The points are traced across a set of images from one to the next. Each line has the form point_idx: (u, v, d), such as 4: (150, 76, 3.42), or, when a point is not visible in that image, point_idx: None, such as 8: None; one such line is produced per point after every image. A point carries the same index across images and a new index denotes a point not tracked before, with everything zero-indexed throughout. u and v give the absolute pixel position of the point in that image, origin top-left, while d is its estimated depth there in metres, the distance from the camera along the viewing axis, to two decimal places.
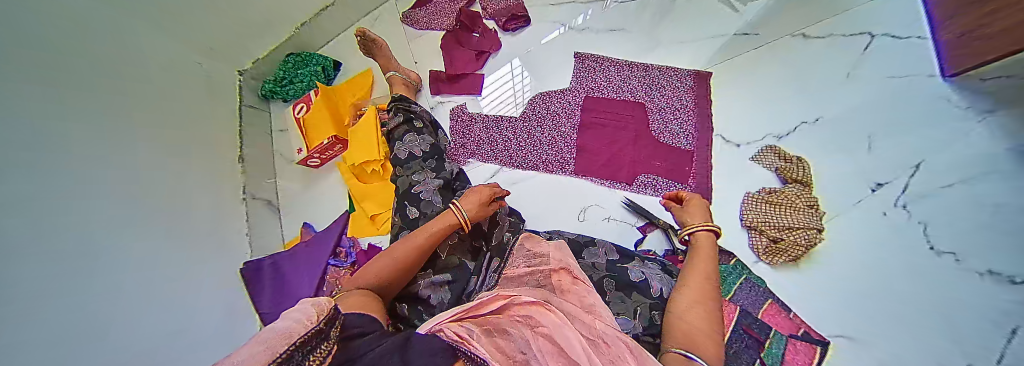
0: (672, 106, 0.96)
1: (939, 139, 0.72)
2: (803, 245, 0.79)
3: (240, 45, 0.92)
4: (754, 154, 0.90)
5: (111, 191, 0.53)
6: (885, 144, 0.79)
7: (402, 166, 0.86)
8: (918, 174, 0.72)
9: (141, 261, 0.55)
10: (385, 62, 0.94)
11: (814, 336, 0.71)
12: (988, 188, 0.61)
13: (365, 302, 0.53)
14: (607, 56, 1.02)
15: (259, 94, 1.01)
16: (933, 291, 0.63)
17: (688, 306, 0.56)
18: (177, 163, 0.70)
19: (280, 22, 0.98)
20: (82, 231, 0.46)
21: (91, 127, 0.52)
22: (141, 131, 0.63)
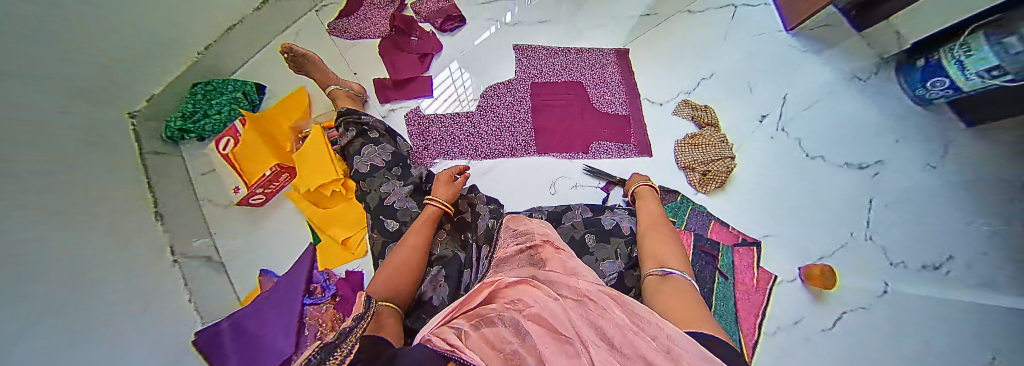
0: (604, 81, 1.09)
1: (797, 79, 1.00)
2: (724, 171, 0.99)
3: (144, 82, 0.77)
4: (674, 109, 1.09)
5: (49, 272, 0.43)
6: (761, 85, 1.04)
7: (365, 180, 0.82)
8: (787, 105, 1.00)
9: (119, 339, 0.47)
10: (323, 76, 0.88)
11: (750, 239, 0.90)
12: (837, 106, 0.94)
13: (386, 322, 0.52)
14: (542, 45, 1.12)
15: (163, 137, 0.84)
16: (819, 187, 0.92)
17: (650, 240, 0.67)
18: (109, 229, 0.58)
19: (179, 49, 0.83)
20: (48, 315, 0.40)
21: (30, 197, 0.45)
22: (70, 197, 0.52)
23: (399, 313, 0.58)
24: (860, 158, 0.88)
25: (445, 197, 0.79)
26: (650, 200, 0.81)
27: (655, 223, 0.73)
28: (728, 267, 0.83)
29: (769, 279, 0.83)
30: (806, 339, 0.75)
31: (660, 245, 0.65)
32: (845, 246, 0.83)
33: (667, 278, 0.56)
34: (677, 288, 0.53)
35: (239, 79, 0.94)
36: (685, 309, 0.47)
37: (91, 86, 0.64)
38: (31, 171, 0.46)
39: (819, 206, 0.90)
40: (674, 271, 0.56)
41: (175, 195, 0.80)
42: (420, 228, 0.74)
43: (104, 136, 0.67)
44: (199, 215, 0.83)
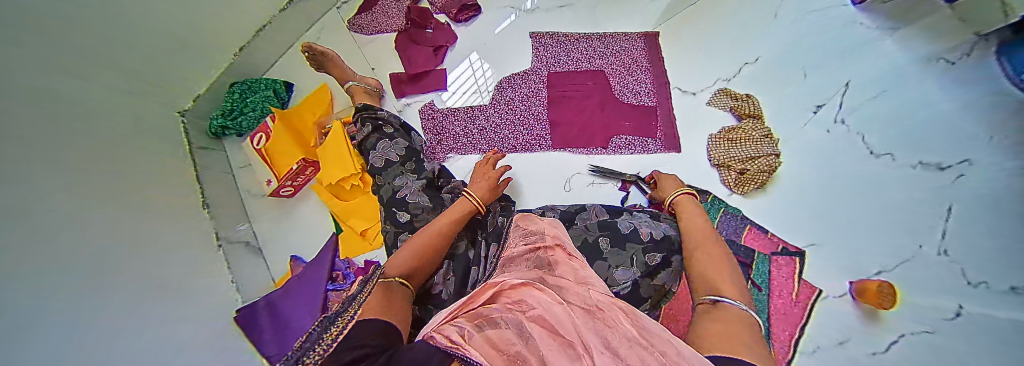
0: (628, 69, 1.01)
1: (856, 62, 0.84)
2: (767, 170, 0.87)
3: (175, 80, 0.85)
4: (708, 100, 0.98)
5: (72, 252, 0.48)
6: (816, 69, 0.90)
7: (380, 174, 0.85)
8: (848, 92, 0.84)
9: (139, 311, 0.54)
10: (340, 73, 0.91)
11: (792, 249, 0.82)
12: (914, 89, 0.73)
13: (391, 305, 0.50)
14: (561, 32, 1.05)
15: (209, 134, 0.94)
16: (879, 188, 0.74)
17: (702, 257, 0.56)
18: (143, 211, 0.66)
19: (216, 49, 0.93)
20: (63, 289, 0.45)
21: (55, 185, 0.51)
22: (99, 186, 0.59)
23: (408, 299, 0.57)
24: (943, 156, 0.66)
25: (481, 195, 0.79)
26: (691, 208, 0.70)
27: (702, 235, 0.61)
28: (762, 278, 0.80)
29: (811, 295, 0.76)
30: (850, 358, 0.65)
31: (712, 263, 0.54)
32: (913, 259, 0.65)
33: (716, 305, 0.45)
34: (726, 316, 0.42)
35: (270, 78, 1.01)
36: (728, 341, 0.37)
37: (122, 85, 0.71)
38: (51, 162, 0.52)
39: (880, 210, 0.72)
40: (738, 304, 0.44)
41: (217, 186, 0.90)
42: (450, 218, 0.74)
43: (144, 132, 0.76)
44: (239, 205, 0.93)
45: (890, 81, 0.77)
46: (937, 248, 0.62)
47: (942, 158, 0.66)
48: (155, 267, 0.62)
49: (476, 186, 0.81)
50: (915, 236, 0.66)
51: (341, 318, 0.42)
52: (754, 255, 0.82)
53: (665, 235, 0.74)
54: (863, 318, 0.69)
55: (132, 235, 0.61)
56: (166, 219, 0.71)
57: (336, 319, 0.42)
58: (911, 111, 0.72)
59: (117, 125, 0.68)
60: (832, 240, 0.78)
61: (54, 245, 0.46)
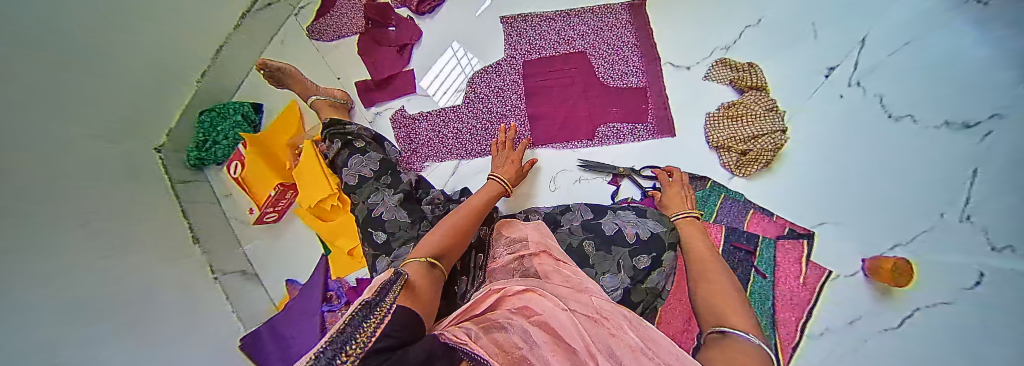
0: (613, 47, 0.91)
1: (875, 12, 0.74)
2: (772, 149, 0.78)
3: (157, 116, 0.84)
4: (705, 74, 0.88)
5: (72, 306, 0.50)
6: (828, 29, 0.79)
7: (354, 192, 0.82)
8: (865, 48, 0.74)
9: (145, 352, 0.55)
10: (302, 89, 0.87)
11: (799, 231, 0.74)
12: (942, 37, 0.62)
13: (423, 296, 0.46)
14: (534, 13, 0.95)
15: (189, 165, 0.93)
16: (897, 159, 0.65)
17: (713, 291, 0.48)
18: (135, 251, 0.66)
19: (181, 74, 0.88)
20: (71, 343, 0.46)
21: (48, 240, 0.51)
22: (90, 234, 0.59)
23: (439, 286, 0.53)
24: (967, 113, 0.55)
25: (510, 179, 0.77)
26: (694, 228, 0.66)
27: (710, 265, 0.54)
28: (766, 265, 0.74)
29: (818, 279, 0.70)
30: (863, 339, 0.59)
31: (719, 292, 0.47)
32: (931, 230, 0.56)
33: (726, 339, 0.37)
34: (730, 349, 0.34)
35: (237, 101, 0.98)
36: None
37: (109, 130, 0.72)
38: (53, 223, 0.54)
39: (899, 183, 0.63)
40: (751, 335, 0.36)
41: (206, 218, 0.90)
42: (478, 198, 0.71)
43: (132, 174, 0.76)
44: (231, 234, 0.94)
45: (926, 28, 0.65)
46: (961, 214, 0.53)
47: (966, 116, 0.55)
48: (154, 307, 0.63)
49: (503, 168, 0.78)
50: (937, 205, 0.57)
51: (379, 308, 0.37)
52: (758, 241, 0.76)
53: (651, 234, 0.69)
54: (879, 297, 0.62)
55: (135, 280, 0.63)
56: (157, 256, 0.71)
57: (374, 308, 0.37)
58: (946, 62, 0.60)
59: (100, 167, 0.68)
60: (848, 217, 0.69)
61: (55, 302, 0.47)
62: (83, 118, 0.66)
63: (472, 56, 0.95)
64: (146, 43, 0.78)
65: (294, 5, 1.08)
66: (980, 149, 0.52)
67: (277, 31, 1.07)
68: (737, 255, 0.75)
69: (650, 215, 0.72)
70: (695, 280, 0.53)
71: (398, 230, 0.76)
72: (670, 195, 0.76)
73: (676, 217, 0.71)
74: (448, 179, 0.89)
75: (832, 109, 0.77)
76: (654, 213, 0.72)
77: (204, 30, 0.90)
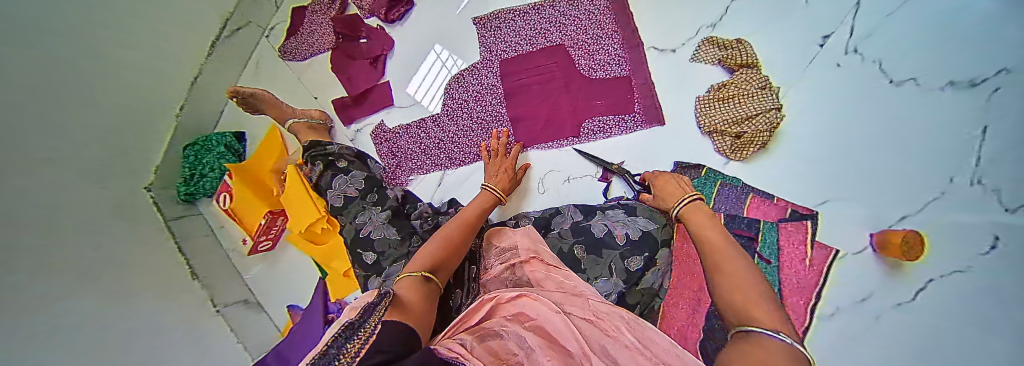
0: (592, 36, 0.87)
1: None
2: (767, 130, 0.74)
3: (145, 150, 0.85)
4: (692, 55, 0.83)
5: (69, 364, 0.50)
6: None
7: (342, 214, 0.81)
8: (862, 12, 0.71)
9: None
10: (276, 113, 0.85)
11: (801, 212, 0.69)
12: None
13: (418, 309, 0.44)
14: (505, 9, 0.90)
15: (179, 199, 0.93)
16: (901, 129, 0.63)
17: (730, 276, 0.38)
18: (130, 298, 0.66)
19: (156, 112, 0.86)
20: None
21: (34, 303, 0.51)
22: (78, 288, 0.59)
23: (434, 299, 0.51)
24: (974, 71, 0.55)
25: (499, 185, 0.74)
26: (700, 212, 0.53)
27: (721, 249, 0.43)
28: (769, 251, 0.67)
29: (827, 261, 0.63)
30: (875, 316, 0.58)
31: (736, 279, 0.37)
32: (941, 195, 0.55)
33: (750, 336, 0.28)
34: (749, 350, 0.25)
35: (220, 132, 0.98)
36: None
37: (95, 170, 0.72)
38: (39, 273, 0.54)
39: (907, 153, 0.61)
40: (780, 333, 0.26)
41: (202, 251, 0.91)
42: (472, 209, 0.69)
43: (123, 214, 0.77)
44: (230, 265, 0.95)
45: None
46: (970, 176, 0.52)
47: (972, 74, 0.56)
48: (155, 351, 0.63)
49: (491, 176, 0.76)
50: (947, 172, 0.55)
51: (364, 327, 0.34)
52: (758, 225, 0.69)
53: (642, 233, 0.66)
54: (889, 274, 0.58)
55: (135, 326, 0.63)
56: (153, 298, 0.71)
57: (357, 329, 0.34)
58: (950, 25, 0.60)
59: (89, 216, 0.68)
60: (852, 195, 0.65)
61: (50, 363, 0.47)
62: (67, 167, 0.66)
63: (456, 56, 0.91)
64: (123, 69, 0.77)
65: (264, 26, 1.06)
66: (992, 105, 0.52)
67: (252, 55, 1.05)
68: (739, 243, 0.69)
69: (641, 213, 0.69)
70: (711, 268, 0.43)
71: (386, 249, 0.75)
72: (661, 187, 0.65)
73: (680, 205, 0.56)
74: (435, 191, 0.87)
75: (830, 79, 0.73)
76: (644, 209, 0.69)
77: (180, 61, 0.89)
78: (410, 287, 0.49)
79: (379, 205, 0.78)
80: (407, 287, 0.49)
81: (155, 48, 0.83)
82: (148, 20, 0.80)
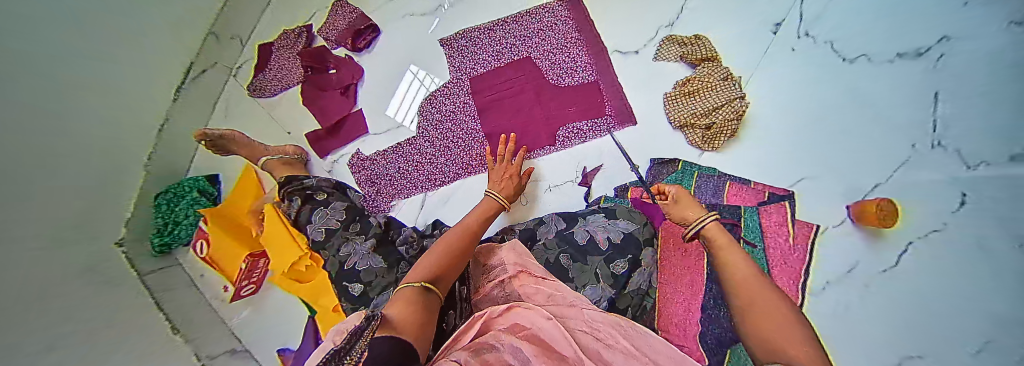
0: (557, 46, 0.89)
1: None
2: (735, 119, 0.76)
3: (116, 203, 0.82)
4: (654, 54, 0.86)
5: None
6: None
7: (325, 248, 0.79)
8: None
9: None
10: (250, 151, 0.84)
11: (778, 193, 0.71)
12: None
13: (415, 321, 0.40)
14: (471, 28, 0.92)
15: (154, 252, 0.89)
16: (863, 104, 0.65)
17: (760, 308, 0.41)
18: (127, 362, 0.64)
19: (124, 163, 0.83)
20: None
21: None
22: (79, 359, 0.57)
23: (434, 310, 0.46)
24: (921, 41, 0.59)
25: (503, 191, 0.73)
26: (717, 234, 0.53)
27: (748, 281, 0.45)
28: (753, 235, 0.69)
29: (808, 238, 0.65)
30: (863, 286, 0.57)
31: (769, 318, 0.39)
32: (907, 161, 0.57)
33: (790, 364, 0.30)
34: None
35: (192, 177, 0.95)
36: None
37: (74, 229, 0.70)
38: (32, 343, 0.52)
39: (871, 125, 0.63)
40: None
41: (180, 303, 0.87)
42: (473, 215, 0.67)
43: (101, 273, 0.73)
44: (214, 315, 0.91)
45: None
46: (930, 141, 0.55)
47: (917, 45, 0.60)
48: None
49: (495, 183, 0.75)
50: (909, 139, 0.58)
51: (350, 356, 0.29)
52: (740, 211, 0.71)
53: (624, 236, 0.67)
54: (869, 244, 0.58)
55: None
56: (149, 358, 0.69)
57: (342, 358, 0.28)
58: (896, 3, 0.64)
59: (74, 282, 0.65)
60: (825, 172, 0.67)
61: None
62: (51, 234, 0.64)
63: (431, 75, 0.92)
64: (93, 126, 0.75)
65: (230, 67, 1.05)
66: (938, 72, 0.56)
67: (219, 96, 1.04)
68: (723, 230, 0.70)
69: (621, 215, 0.69)
70: (737, 301, 0.45)
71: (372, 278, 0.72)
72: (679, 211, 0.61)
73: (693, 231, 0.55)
74: (418, 215, 0.86)
75: (787, 62, 0.76)
76: (624, 211, 0.70)
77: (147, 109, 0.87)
78: (406, 300, 0.44)
79: (363, 234, 0.77)
80: (401, 301, 0.45)
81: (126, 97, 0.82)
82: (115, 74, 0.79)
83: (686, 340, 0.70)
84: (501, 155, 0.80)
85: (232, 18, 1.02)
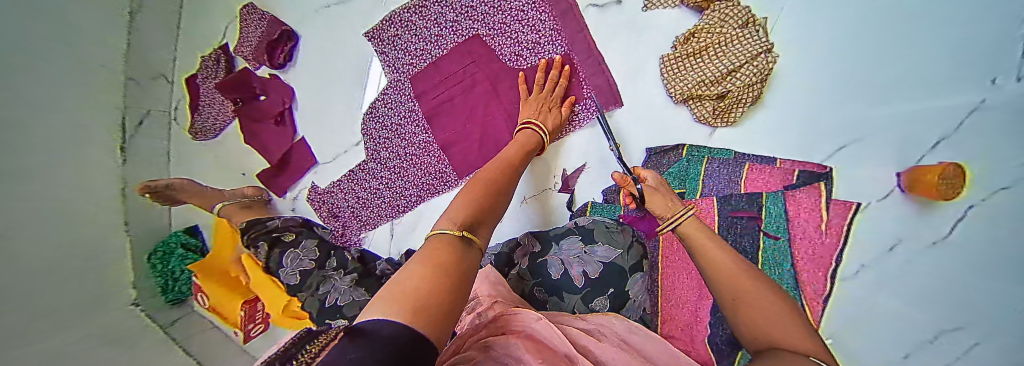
0: (511, 13, 0.68)
1: None
2: (756, 82, 0.55)
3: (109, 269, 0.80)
4: (643, 4, 0.64)
5: None
6: None
7: (301, 290, 0.68)
8: None
9: None
10: (201, 199, 0.79)
11: (811, 171, 0.49)
12: None
13: (433, 287, 0.28)
14: (394, 14, 0.72)
15: (169, 303, 0.89)
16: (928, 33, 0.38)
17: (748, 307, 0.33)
18: None
19: (103, 229, 0.80)
20: None
21: None
22: None
23: (469, 277, 0.32)
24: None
25: (549, 123, 0.62)
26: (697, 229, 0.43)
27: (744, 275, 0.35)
28: (776, 226, 0.50)
29: (843, 232, 0.43)
30: (906, 263, 0.36)
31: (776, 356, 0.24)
32: (982, 106, 0.32)
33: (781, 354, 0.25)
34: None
35: (173, 234, 0.95)
36: None
37: (69, 296, 0.69)
38: None
39: (948, 53, 0.36)
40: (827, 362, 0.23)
41: (201, 344, 0.85)
42: (514, 149, 0.57)
43: (123, 336, 0.75)
44: (244, 355, 0.86)
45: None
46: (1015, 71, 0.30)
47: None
48: None
49: (530, 108, 0.62)
50: (987, 70, 0.32)
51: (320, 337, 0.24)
52: (760, 200, 0.53)
53: (602, 269, 0.54)
54: (921, 212, 0.36)
55: None
56: None
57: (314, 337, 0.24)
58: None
59: (96, 350, 0.67)
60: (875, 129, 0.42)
61: None
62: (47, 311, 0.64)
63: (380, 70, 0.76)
64: (59, 196, 0.72)
65: (168, 109, 0.96)
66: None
67: (171, 143, 0.98)
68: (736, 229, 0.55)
69: (598, 238, 0.56)
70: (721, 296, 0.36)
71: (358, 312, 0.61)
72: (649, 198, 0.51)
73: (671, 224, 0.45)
74: (389, 246, 0.78)
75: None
76: (602, 232, 0.57)
77: (101, 172, 0.81)
78: (429, 253, 0.32)
79: (341, 270, 0.68)
80: (427, 253, 0.32)
81: (76, 155, 0.76)
82: (60, 135, 0.72)
83: (691, 345, 0.55)
84: (540, 83, 0.64)
85: (153, 53, 0.91)
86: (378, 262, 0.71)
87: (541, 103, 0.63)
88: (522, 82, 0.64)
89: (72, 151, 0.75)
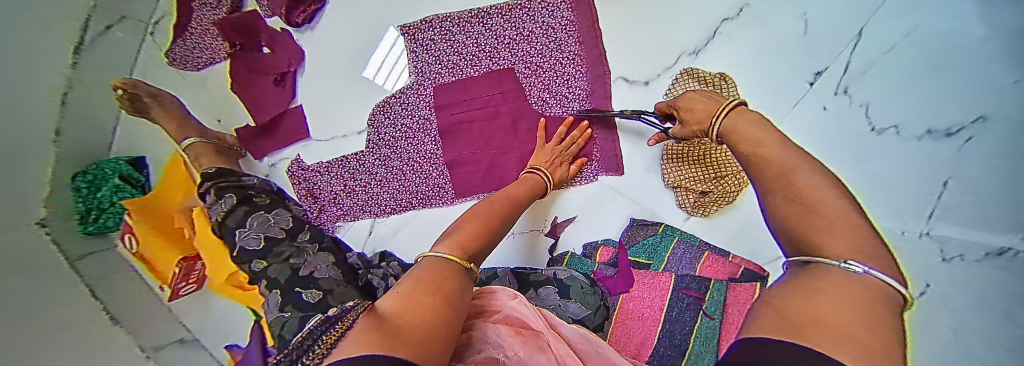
0: (549, 60, 0.71)
1: None
2: (733, 193, 0.64)
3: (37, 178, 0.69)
4: (666, 91, 0.70)
5: None
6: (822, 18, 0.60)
7: (264, 257, 0.62)
8: (860, 45, 0.54)
9: None
10: (176, 128, 0.72)
11: (754, 271, 0.59)
12: None
13: (433, 303, 0.31)
14: (438, 18, 0.72)
15: (82, 233, 0.76)
16: None
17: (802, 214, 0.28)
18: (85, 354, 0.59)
19: (39, 130, 0.69)
20: None
21: None
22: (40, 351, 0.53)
23: (464, 313, 0.34)
24: (951, 117, 0.37)
25: (554, 176, 0.65)
26: (750, 119, 0.41)
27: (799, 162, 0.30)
28: (715, 308, 0.55)
29: None
30: None
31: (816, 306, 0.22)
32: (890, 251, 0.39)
33: (824, 279, 0.24)
34: (841, 311, 0.20)
35: (111, 158, 0.82)
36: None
37: None
38: None
39: None
40: (870, 269, 0.22)
41: (117, 293, 0.75)
42: (520, 188, 0.60)
43: (38, 257, 0.66)
44: (167, 314, 0.79)
45: (940, 9, 0.46)
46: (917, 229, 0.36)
47: (952, 118, 0.37)
48: None
49: (541, 156, 0.66)
50: None
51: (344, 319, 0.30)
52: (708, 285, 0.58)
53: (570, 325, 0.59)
54: None
55: None
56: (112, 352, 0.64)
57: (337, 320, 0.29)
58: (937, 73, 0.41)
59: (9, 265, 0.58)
60: None
61: None
62: None
63: (401, 57, 0.74)
64: None
65: (147, 22, 0.87)
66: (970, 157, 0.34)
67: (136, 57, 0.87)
68: (682, 304, 0.58)
69: (574, 295, 0.61)
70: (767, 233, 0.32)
71: (337, 290, 0.58)
72: (686, 103, 0.54)
73: (719, 117, 0.44)
74: (366, 239, 0.76)
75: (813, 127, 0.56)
76: (578, 291, 0.61)
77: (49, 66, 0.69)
78: (430, 275, 0.35)
79: (315, 247, 0.65)
80: (422, 274, 0.36)
81: None
82: None
83: None
84: (559, 137, 0.68)
85: None
86: (349, 253, 0.68)
87: (555, 154, 0.66)
88: (541, 130, 0.67)
89: (13, 45, 0.64)
